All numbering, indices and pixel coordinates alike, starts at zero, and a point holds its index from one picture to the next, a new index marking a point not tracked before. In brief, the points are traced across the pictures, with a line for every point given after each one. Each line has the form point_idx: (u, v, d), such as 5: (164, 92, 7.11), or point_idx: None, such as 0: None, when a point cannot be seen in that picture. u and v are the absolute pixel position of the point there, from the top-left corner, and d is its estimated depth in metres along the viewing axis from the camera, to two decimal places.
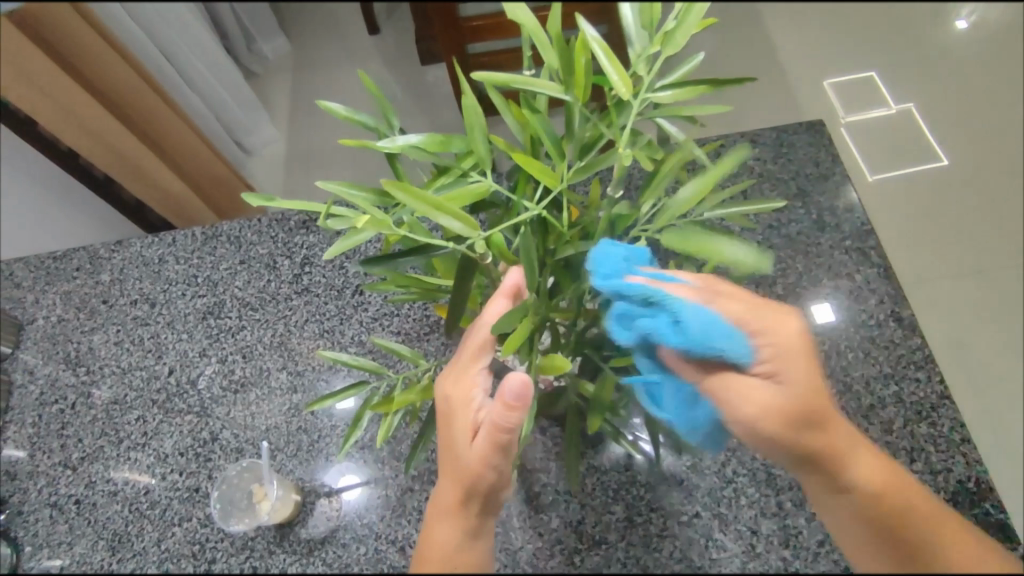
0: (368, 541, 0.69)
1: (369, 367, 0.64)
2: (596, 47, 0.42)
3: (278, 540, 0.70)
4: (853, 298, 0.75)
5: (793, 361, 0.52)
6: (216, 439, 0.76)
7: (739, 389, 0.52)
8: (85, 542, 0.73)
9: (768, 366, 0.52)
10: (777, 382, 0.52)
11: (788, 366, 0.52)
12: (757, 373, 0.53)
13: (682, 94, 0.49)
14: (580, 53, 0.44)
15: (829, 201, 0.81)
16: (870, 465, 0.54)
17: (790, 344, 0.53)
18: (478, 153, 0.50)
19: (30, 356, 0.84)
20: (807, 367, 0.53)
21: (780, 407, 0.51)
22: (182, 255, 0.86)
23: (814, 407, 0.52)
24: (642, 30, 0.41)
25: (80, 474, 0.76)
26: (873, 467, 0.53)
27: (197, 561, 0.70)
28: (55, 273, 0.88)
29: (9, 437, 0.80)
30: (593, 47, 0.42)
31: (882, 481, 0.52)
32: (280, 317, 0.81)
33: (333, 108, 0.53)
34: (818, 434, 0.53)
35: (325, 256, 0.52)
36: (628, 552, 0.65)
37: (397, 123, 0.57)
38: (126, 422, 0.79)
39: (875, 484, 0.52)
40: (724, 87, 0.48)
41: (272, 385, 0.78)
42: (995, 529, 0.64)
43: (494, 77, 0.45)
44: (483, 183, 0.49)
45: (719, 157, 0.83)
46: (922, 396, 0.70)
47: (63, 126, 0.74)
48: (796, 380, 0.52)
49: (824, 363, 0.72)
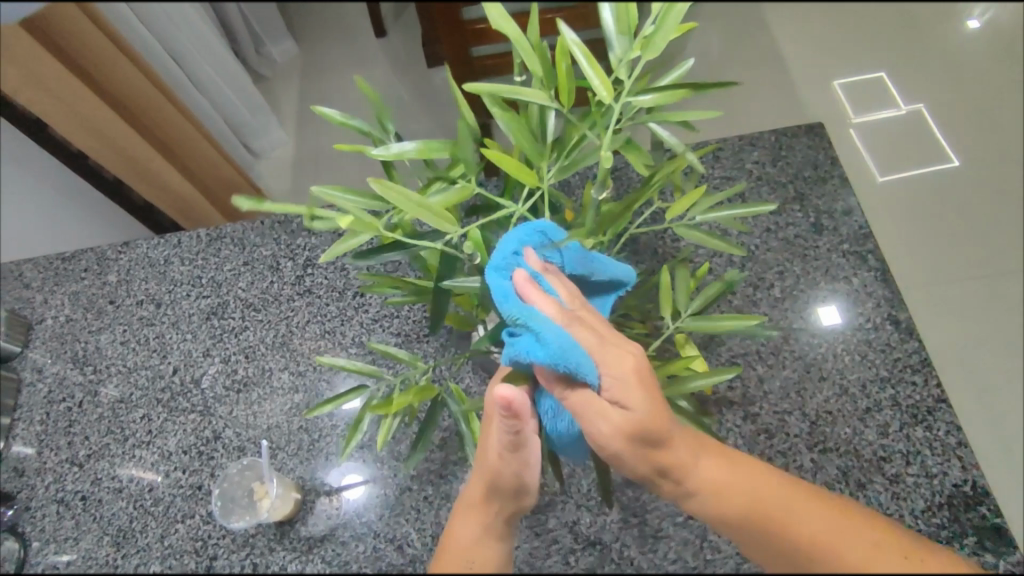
0: (367, 540, 0.70)
1: (366, 369, 0.66)
2: (576, 50, 0.43)
3: (278, 538, 0.71)
4: (850, 301, 0.76)
5: (632, 392, 0.48)
6: (218, 438, 0.77)
7: (591, 410, 0.48)
8: (90, 538, 0.74)
9: (619, 389, 0.48)
10: (624, 408, 0.48)
11: (624, 394, 0.48)
12: (614, 397, 0.48)
13: (664, 98, 0.50)
14: (562, 60, 0.46)
15: (827, 204, 0.81)
16: (726, 480, 0.48)
17: (629, 374, 0.49)
18: (462, 159, 0.52)
19: (39, 354, 0.86)
20: (648, 395, 0.49)
21: (627, 433, 0.48)
22: (188, 256, 0.88)
23: (649, 424, 0.48)
24: (621, 35, 0.44)
25: (86, 471, 0.78)
26: (735, 474, 0.48)
27: (199, 558, 0.71)
28: (64, 274, 0.89)
29: (18, 434, 0.81)
30: (572, 49, 0.43)
31: (731, 486, 0.47)
32: (281, 318, 0.83)
33: (329, 114, 0.55)
34: (657, 449, 0.48)
35: (323, 260, 0.53)
36: (623, 553, 0.66)
37: (391, 128, 0.58)
38: (131, 420, 0.80)
39: (738, 503, 0.45)
40: (705, 90, 0.48)
41: (274, 385, 0.79)
42: (990, 533, 0.64)
43: (481, 87, 0.46)
44: (464, 187, 0.52)
45: (718, 160, 0.83)
46: (918, 399, 0.70)
47: (73, 130, 0.76)
48: (643, 402, 0.48)
49: (820, 367, 0.72)
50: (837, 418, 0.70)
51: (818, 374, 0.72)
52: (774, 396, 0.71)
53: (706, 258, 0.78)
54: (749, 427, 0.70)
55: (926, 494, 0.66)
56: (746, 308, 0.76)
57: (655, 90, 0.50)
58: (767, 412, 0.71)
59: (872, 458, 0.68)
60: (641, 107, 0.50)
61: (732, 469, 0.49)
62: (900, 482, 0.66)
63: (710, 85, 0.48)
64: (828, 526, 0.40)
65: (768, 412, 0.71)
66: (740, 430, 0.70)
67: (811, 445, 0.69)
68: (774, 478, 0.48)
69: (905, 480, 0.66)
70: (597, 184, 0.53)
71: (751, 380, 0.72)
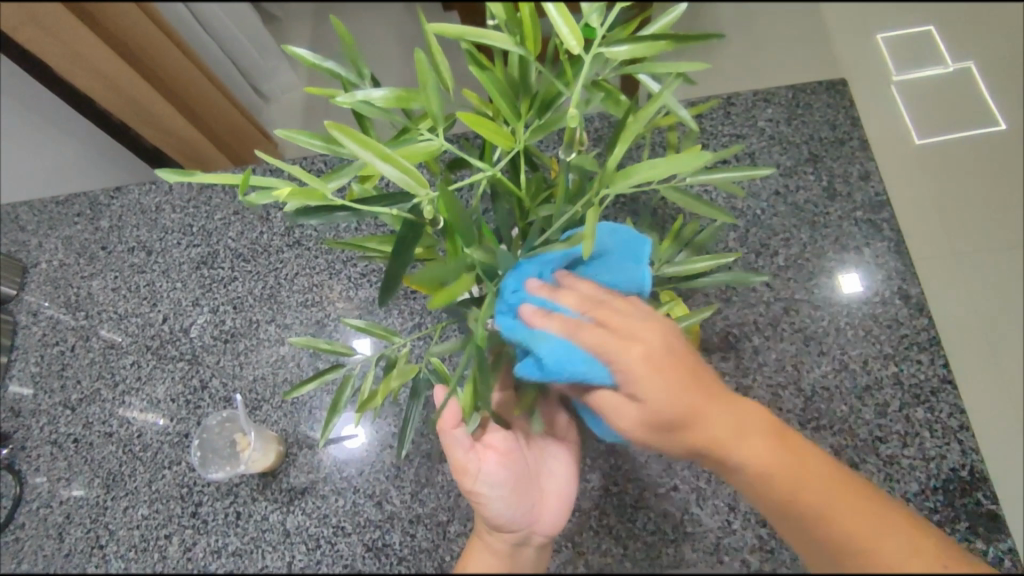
0: (346, 494, 0.70)
1: (341, 350, 0.62)
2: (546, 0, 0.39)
3: (260, 488, 0.71)
4: (859, 273, 0.71)
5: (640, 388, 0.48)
6: (205, 387, 0.78)
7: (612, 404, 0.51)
8: (82, 479, 0.75)
9: (627, 384, 0.49)
10: (628, 338, 0.49)
11: (611, 319, 0.50)
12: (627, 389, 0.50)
13: (639, 50, 0.44)
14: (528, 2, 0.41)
15: (843, 167, 0.76)
16: (645, 381, 0.48)
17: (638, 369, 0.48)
18: (433, 111, 0.45)
19: (34, 297, 0.86)
20: (661, 383, 0.48)
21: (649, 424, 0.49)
22: (178, 203, 0.86)
23: (633, 384, 0.49)
24: None
25: (78, 415, 0.79)
26: (670, 391, 0.48)
27: (185, 503, 0.72)
28: (57, 218, 0.88)
29: (15, 374, 0.82)
30: None
31: (673, 400, 0.48)
32: (270, 270, 0.81)
33: (296, 53, 0.50)
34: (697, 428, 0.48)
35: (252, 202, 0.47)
36: (602, 521, 0.65)
37: (368, 73, 0.52)
38: (121, 366, 0.81)
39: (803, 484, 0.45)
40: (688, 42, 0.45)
41: (261, 336, 0.79)
42: (984, 521, 0.61)
43: (444, 31, 0.41)
44: (432, 145, 0.45)
45: (730, 116, 0.78)
46: (923, 378, 0.66)
47: (73, 71, 0.73)
48: (660, 398, 0.48)
49: (821, 340, 0.69)
50: (833, 395, 0.67)
51: (818, 348, 0.69)
52: (770, 368, 0.69)
53: (707, 224, 0.74)
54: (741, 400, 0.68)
55: (921, 476, 0.63)
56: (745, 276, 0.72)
57: (631, 40, 0.44)
58: (760, 385, 0.68)
59: (868, 437, 0.65)
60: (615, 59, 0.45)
61: (673, 381, 0.48)
62: (894, 463, 0.64)
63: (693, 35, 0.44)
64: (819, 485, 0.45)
65: (761, 385, 0.68)
66: None
67: (804, 421, 0.66)
68: (663, 357, 0.49)
69: (900, 462, 0.64)
70: (565, 146, 0.47)
71: (747, 351, 0.69)
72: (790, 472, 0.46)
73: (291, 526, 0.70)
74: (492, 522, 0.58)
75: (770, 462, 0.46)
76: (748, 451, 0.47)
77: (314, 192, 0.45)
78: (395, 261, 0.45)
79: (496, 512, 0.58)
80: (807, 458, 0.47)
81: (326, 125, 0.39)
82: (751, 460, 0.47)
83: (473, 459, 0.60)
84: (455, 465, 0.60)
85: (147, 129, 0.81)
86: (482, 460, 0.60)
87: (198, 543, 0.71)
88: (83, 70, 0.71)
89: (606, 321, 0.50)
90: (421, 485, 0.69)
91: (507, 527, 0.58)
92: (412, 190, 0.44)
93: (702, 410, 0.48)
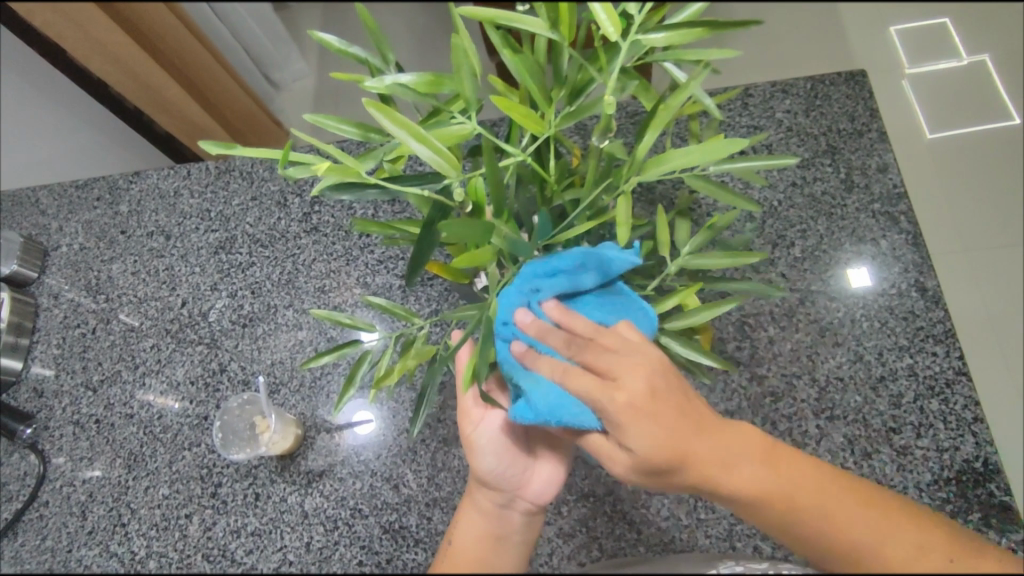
0: (364, 477, 0.71)
1: (362, 325, 0.62)
2: None
3: (279, 470, 0.73)
4: (876, 265, 0.71)
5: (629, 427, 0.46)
6: (224, 370, 0.79)
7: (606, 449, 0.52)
8: (104, 459, 0.77)
9: (616, 428, 0.48)
10: (611, 382, 0.46)
11: (599, 359, 0.47)
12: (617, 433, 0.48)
13: (676, 38, 0.45)
14: None
15: (861, 159, 0.75)
16: (633, 427, 0.46)
17: (640, 395, 0.46)
18: (466, 96, 0.46)
19: (55, 280, 0.87)
20: (652, 426, 0.46)
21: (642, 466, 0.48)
22: (197, 188, 0.87)
23: (622, 430, 0.47)
24: None
25: (100, 396, 0.80)
26: (657, 436, 0.46)
27: (205, 484, 0.74)
28: (77, 202, 0.89)
29: (37, 356, 0.84)
30: None
31: (665, 446, 0.46)
32: (288, 255, 0.82)
33: (323, 37, 0.49)
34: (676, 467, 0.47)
35: (284, 178, 0.47)
36: (616, 506, 0.66)
37: (393, 58, 0.51)
38: (141, 349, 0.82)
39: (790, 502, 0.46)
40: (724, 30, 0.45)
41: (279, 321, 0.80)
42: (998, 512, 0.62)
43: (476, 16, 0.41)
44: (464, 128, 0.46)
45: (746, 107, 0.78)
46: (938, 370, 0.67)
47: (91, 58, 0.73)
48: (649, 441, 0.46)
49: (836, 331, 0.69)
50: (848, 385, 0.67)
51: (832, 339, 0.69)
52: (784, 359, 0.69)
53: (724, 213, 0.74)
54: (756, 389, 0.68)
55: (934, 467, 0.64)
56: (762, 267, 0.73)
57: (667, 28, 0.45)
58: (775, 375, 0.68)
59: (881, 428, 0.66)
60: (651, 46, 0.45)
61: (663, 425, 0.46)
62: (908, 454, 0.64)
63: (730, 23, 0.45)
64: (817, 485, 0.47)
65: (776, 375, 0.69)
66: (746, 392, 0.68)
67: (818, 411, 0.67)
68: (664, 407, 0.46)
69: (913, 453, 0.64)
70: (600, 133, 0.49)
71: (762, 341, 0.70)
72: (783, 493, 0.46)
73: (309, 508, 0.71)
74: (480, 476, 0.58)
75: (772, 486, 0.46)
76: (705, 453, 0.47)
77: (348, 172, 0.45)
78: (422, 248, 0.48)
79: (486, 466, 0.58)
80: (800, 473, 0.47)
81: (365, 102, 0.40)
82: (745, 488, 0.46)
83: (479, 409, 0.60)
84: (461, 410, 0.60)
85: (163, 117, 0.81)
86: (487, 411, 0.60)
87: (217, 523, 0.72)
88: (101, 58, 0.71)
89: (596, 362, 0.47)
90: (437, 469, 0.70)
91: (495, 484, 0.58)
92: (443, 171, 0.44)
93: (687, 450, 0.47)
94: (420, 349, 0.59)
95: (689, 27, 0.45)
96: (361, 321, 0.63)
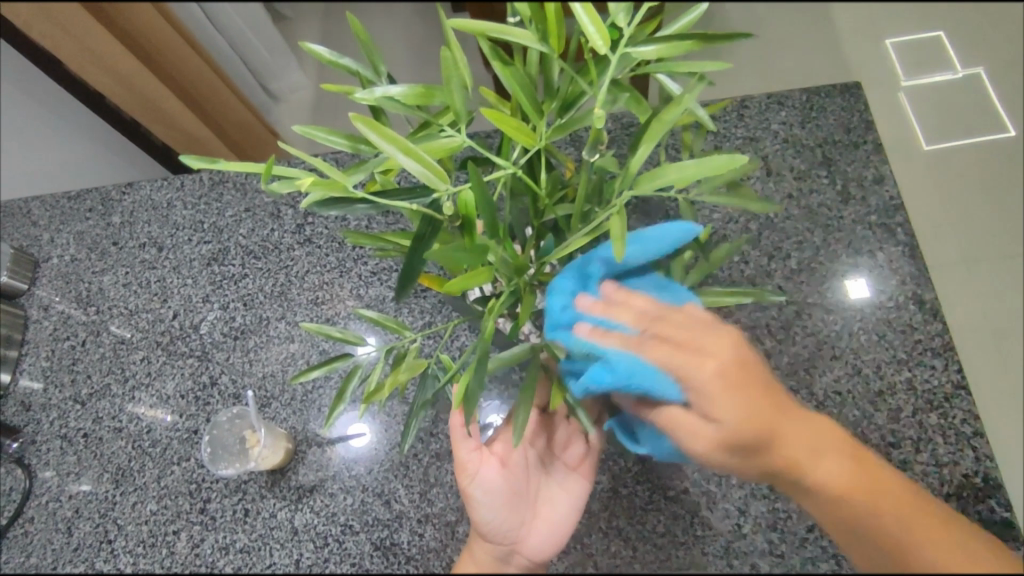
0: (355, 493, 0.70)
1: (350, 338, 0.61)
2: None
3: (269, 485, 0.71)
4: (874, 277, 0.71)
5: (714, 402, 0.45)
6: (215, 384, 0.78)
7: (682, 425, 0.47)
8: (91, 474, 0.76)
9: (701, 402, 0.46)
10: (699, 354, 0.46)
11: (676, 331, 0.48)
12: (700, 408, 0.46)
13: (667, 50, 0.44)
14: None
15: (857, 171, 0.75)
16: (720, 400, 0.45)
17: (715, 379, 0.45)
18: (456, 108, 0.46)
19: (45, 292, 0.86)
20: (732, 397, 0.45)
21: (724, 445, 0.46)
22: (190, 200, 0.86)
23: (706, 399, 0.45)
24: None
25: (88, 410, 0.79)
26: (745, 410, 0.45)
27: (193, 499, 0.73)
28: (69, 213, 0.89)
29: (26, 368, 0.83)
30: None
31: (749, 419, 0.44)
32: (281, 267, 0.81)
33: (314, 49, 0.49)
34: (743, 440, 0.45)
35: (265, 189, 0.45)
36: (611, 523, 0.65)
37: (384, 71, 0.52)
38: (132, 361, 0.81)
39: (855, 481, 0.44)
40: (714, 42, 0.45)
41: (270, 334, 0.79)
42: (997, 528, 0.61)
43: (466, 28, 0.41)
44: (454, 140, 0.45)
45: (742, 119, 0.78)
46: (937, 384, 0.66)
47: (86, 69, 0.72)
48: (735, 412, 0.44)
49: (834, 345, 0.69)
50: (846, 400, 0.67)
51: (830, 352, 0.68)
52: (781, 372, 0.68)
53: (719, 225, 0.74)
54: None
55: (934, 483, 0.63)
56: (758, 279, 0.72)
57: (658, 40, 0.44)
58: None
59: (880, 443, 0.65)
60: (642, 59, 0.45)
61: (747, 396, 0.45)
62: (907, 469, 0.64)
63: (721, 35, 0.44)
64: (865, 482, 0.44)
65: None
66: None
67: None
68: (746, 380, 0.46)
69: (913, 468, 0.64)
70: (591, 144, 0.49)
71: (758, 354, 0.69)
72: (873, 491, 0.44)
73: (299, 524, 0.70)
74: (479, 528, 0.59)
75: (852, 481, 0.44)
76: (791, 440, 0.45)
77: (334, 184, 0.44)
78: (410, 261, 0.47)
79: (484, 519, 0.59)
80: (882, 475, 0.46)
81: (353, 117, 0.39)
82: (834, 479, 0.44)
83: (475, 460, 0.61)
84: (457, 462, 0.61)
85: (158, 128, 0.80)
86: (482, 463, 0.61)
87: (206, 539, 0.71)
88: (97, 70, 0.71)
89: (669, 332, 0.48)
90: (430, 485, 0.69)
91: (492, 536, 0.58)
92: (432, 185, 0.44)
93: (779, 427, 0.45)
94: (410, 364, 0.58)
95: (679, 38, 0.45)
96: (350, 334, 0.62)
